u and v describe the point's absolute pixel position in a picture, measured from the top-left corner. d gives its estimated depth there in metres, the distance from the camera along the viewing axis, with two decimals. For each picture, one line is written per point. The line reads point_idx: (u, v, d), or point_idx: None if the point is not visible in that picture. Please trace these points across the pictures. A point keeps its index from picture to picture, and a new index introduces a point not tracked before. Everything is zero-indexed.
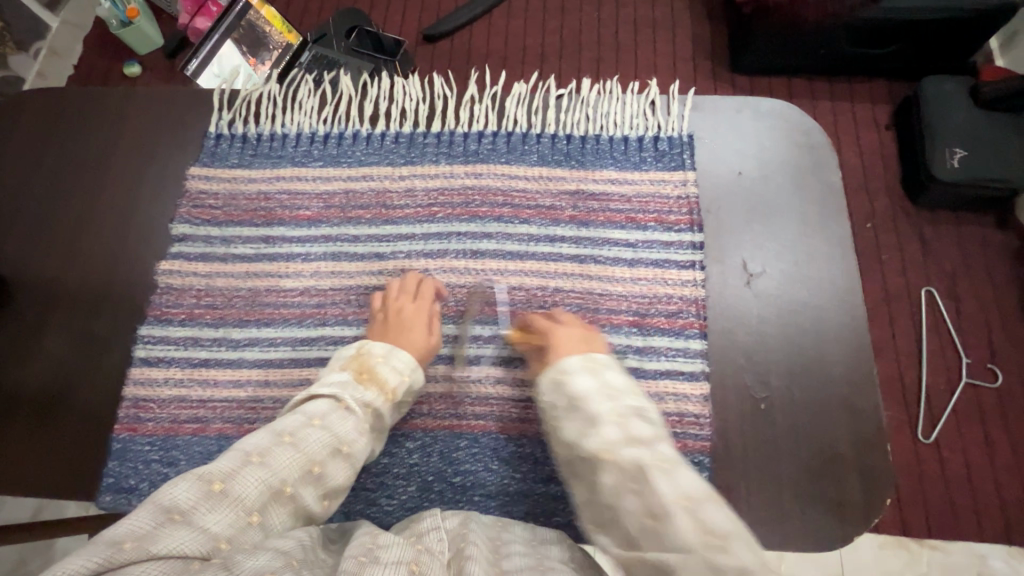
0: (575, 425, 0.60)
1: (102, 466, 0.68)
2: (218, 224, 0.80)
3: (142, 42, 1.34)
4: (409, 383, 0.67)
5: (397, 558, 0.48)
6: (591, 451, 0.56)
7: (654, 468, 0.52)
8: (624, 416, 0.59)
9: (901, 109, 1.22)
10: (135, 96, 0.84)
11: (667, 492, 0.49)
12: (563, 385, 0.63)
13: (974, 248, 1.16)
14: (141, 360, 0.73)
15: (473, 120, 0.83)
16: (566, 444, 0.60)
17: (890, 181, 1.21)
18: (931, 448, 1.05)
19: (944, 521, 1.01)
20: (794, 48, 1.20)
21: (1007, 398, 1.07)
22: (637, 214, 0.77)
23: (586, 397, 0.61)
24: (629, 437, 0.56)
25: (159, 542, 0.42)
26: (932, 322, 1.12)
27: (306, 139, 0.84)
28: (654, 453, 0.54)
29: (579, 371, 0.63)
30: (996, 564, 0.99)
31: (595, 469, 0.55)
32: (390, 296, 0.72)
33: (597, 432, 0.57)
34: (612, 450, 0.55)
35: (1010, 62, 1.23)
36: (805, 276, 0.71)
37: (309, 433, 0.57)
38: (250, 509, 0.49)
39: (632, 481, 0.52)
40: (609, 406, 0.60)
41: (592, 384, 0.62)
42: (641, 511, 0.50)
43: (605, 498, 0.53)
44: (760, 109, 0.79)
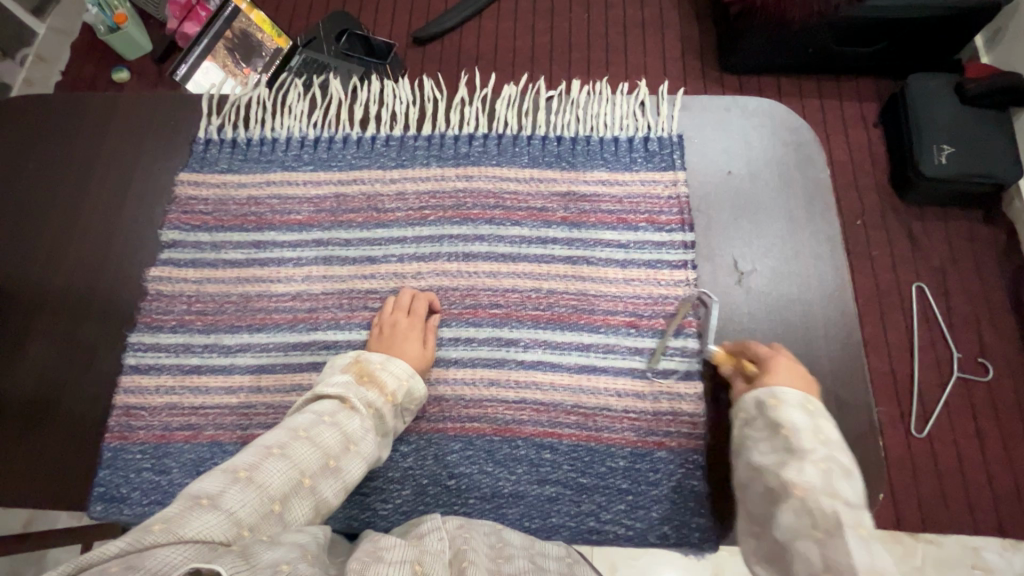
0: (773, 453, 0.54)
1: (94, 475, 0.68)
2: (208, 230, 0.79)
3: (131, 48, 1.34)
4: (409, 388, 0.66)
5: (401, 557, 0.48)
6: (781, 480, 0.51)
7: (855, 532, 0.45)
8: (828, 464, 0.51)
9: (888, 106, 1.24)
10: (126, 103, 0.84)
11: (860, 560, 0.43)
12: (769, 410, 0.57)
13: (963, 243, 1.18)
14: (131, 367, 0.72)
15: (464, 123, 0.84)
16: (753, 468, 0.55)
17: (879, 178, 1.22)
18: (924, 443, 1.06)
19: (938, 515, 1.02)
20: (781, 48, 1.21)
21: (998, 391, 1.08)
22: (628, 214, 0.77)
23: (795, 430, 0.54)
24: (831, 486, 0.49)
25: (187, 526, 0.43)
26: (923, 317, 1.13)
27: (296, 143, 0.84)
28: (857, 516, 0.47)
29: (794, 405, 0.56)
30: (991, 556, 1.00)
31: (781, 500, 0.50)
32: (385, 314, 0.72)
33: (795, 466, 0.51)
34: (809, 490, 0.49)
35: (994, 59, 1.24)
36: (794, 273, 0.72)
37: (322, 428, 0.57)
38: (273, 497, 0.50)
39: (820, 528, 0.46)
40: (819, 450, 0.52)
41: (806, 423, 0.55)
42: (820, 562, 0.44)
43: (781, 533, 0.49)
44: (748, 108, 0.80)
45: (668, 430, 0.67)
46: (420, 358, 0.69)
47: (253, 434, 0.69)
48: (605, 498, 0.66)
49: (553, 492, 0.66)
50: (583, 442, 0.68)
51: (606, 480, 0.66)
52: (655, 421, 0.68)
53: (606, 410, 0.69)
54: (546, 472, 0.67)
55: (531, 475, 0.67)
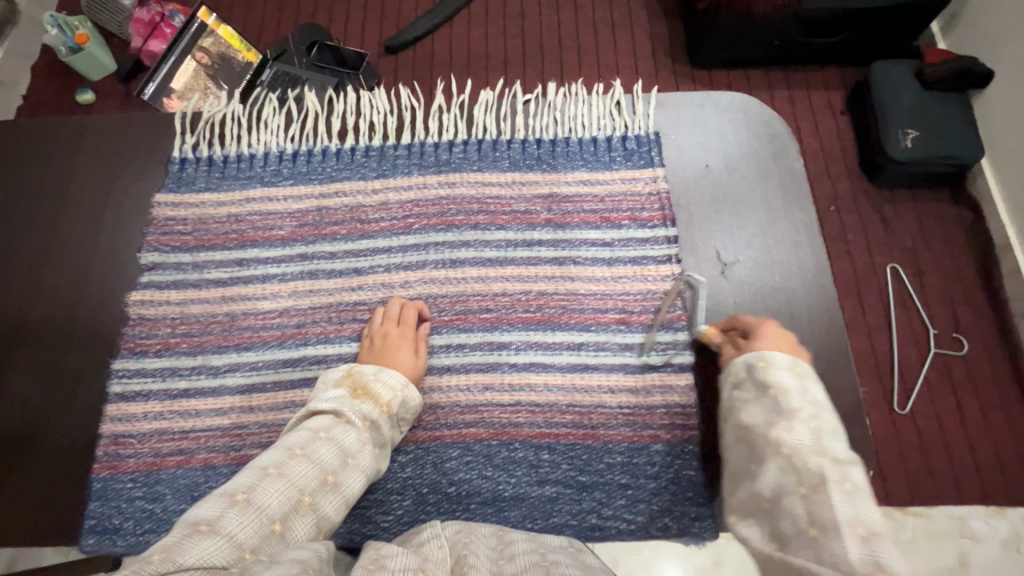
0: (762, 411, 0.54)
1: (84, 507, 0.66)
2: (188, 250, 0.78)
3: (94, 67, 1.31)
4: (404, 398, 0.65)
5: (403, 565, 0.48)
6: (770, 440, 0.51)
7: (838, 490, 0.45)
8: (816, 423, 0.51)
9: (854, 94, 1.27)
10: (96, 127, 0.82)
11: (843, 513, 0.44)
12: (758, 370, 0.56)
13: (933, 222, 1.21)
14: (117, 395, 0.71)
15: (443, 130, 0.84)
16: (743, 425, 0.55)
17: (850, 163, 1.25)
18: (907, 419, 1.09)
19: (925, 488, 1.05)
20: (749, 42, 1.24)
21: (974, 363, 1.12)
22: (611, 213, 0.78)
23: (784, 391, 0.53)
24: (821, 446, 0.49)
25: (187, 553, 0.42)
26: (900, 297, 1.16)
27: (274, 158, 0.83)
28: (843, 473, 0.47)
29: (782, 366, 0.55)
30: (977, 525, 1.03)
31: (766, 458, 0.51)
32: (375, 324, 0.71)
33: (784, 426, 0.51)
34: (796, 449, 0.49)
35: (952, 43, 1.28)
36: (775, 261, 0.74)
37: (318, 445, 0.56)
38: (273, 517, 0.49)
39: (805, 485, 0.47)
40: (806, 408, 0.52)
41: (793, 381, 0.54)
42: (805, 518, 0.45)
43: (767, 489, 0.49)
44: (721, 103, 0.82)
45: (662, 423, 0.68)
46: (415, 363, 0.69)
47: (247, 454, 0.68)
48: (605, 495, 0.66)
49: (553, 492, 0.66)
50: (579, 441, 0.68)
51: (604, 477, 0.67)
52: (648, 414, 0.69)
53: (601, 407, 0.69)
54: (545, 473, 0.67)
55: (530, 476, 0.67)
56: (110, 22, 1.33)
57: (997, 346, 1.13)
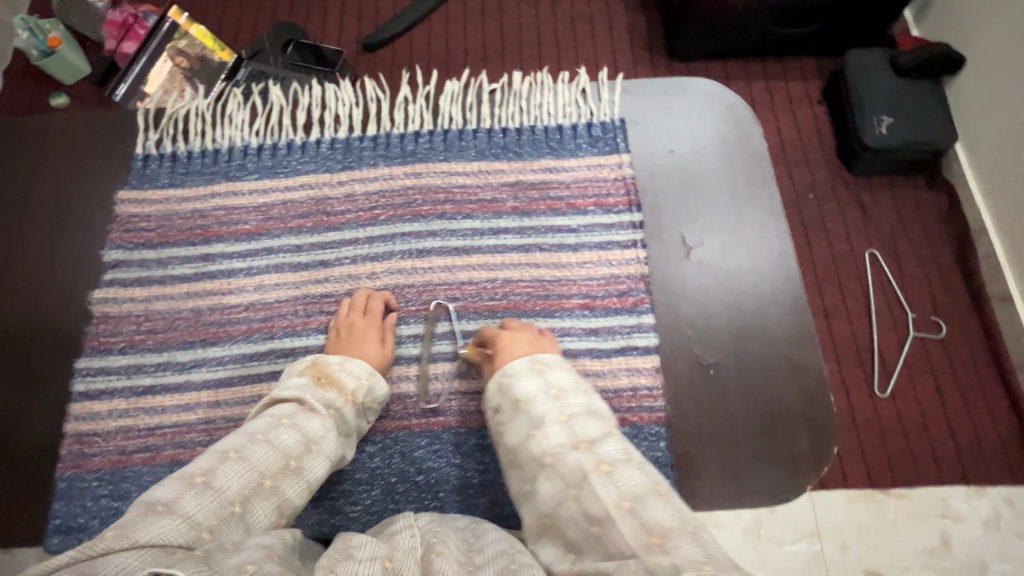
0: (520, 427, 0.57)
1: (49, 507, 0.66)
2: (152, 247, 0.77)
3: (69, 71, 1.27)
4: (370, 387, 0.65)
5: (371, 554, 0.46)
6: (535, 456, 0.54)
7: (596, 475, 0.50)
8: (567, 415, 0.56)
9: (830, 83, 1.24)
10: (56, 125, 0.81)
11: (607, 496, 0.48)
12: (506, 388, 0.61)
13: (909, 208, 1.17)
14: (81, 394, 0.70)
15: (409, 121, 0.84)
16: (511, 448, 0.58)
17: (827, 153, 1.22)
18: (887, 402, 1.04)
19: (906, 471, 1.00)
20: (723, 35, 1.22)
21: (953, 348, 1.08)
22: (576, 199, 0.79)
23: (531, 400, 0.58)
24: (574, 438, 0.54)
25: (143, 531, 0.42)
26: (879, 283, 1.12)
27: (239, 153, 0.82)
28: (594, 456, 0.51)
29: (522, 374, 0.61)
30: (958, 505, 0.98)
31: (535, 474, 0.54)
32: (341, 315, 0.71)
33: (540, 435, 0.55)
34: (554, 451, 0.53)
35: (926, 31, 1.27)
36: (738, 243, 0.74)
37: (281, 431, 0.55)
38: (232, 499, 0.48)
39: (572, 486, 0.50)
40: (552, 406, 0.57)
41: (538, 384, 0.59)
42: (583, 517, 0.48)
43: (546, 505, 0.51)
44: (685, 88, 0.82)
45: (629, 406, 0.69)
46: (382, 353, 0.69)
47: None
48: None
49: None
50: None
51: None
52: (616, 398, 0.70)
53: None
54: None
55: (498, 462, 0.67)
56: (83, 24, 1.30)
57: (975, 329, 1.09)
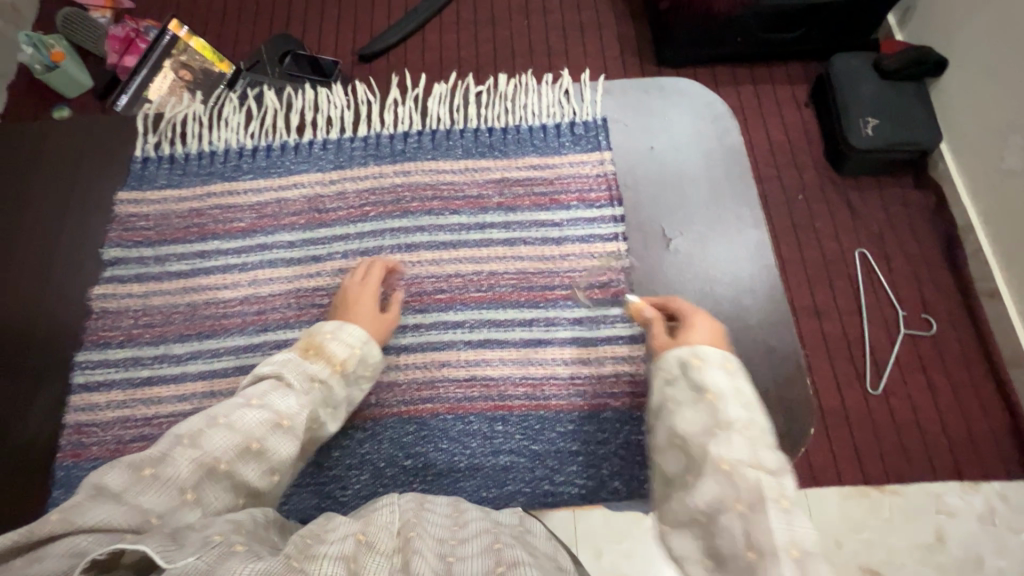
0: (699, 418, 0.51)
1: (49, 496, 0.67)
2: (151, 244, 0.80)
3: (72, 84, 1.29)
4: (362, 356, 0.65)
5: (344, 533, 0.46)
6: (709, 453, 0.48)
7: (777, 505, 0.43)
8: (751, 431, 0.49)
9: (816, 86, 1.27)
10: (58, 133, 0.85)
11: (780, 535, 0.42)
12: (692, 370, 0.55)
13: (896, 206, 1.19)
14: (81, 385, 0.73)
15: (399, 122, 0.87)
16: (676, 435, 0.51)
17: (813, 153, 1.24)
18: (880, 399, 1.05)
19: (899, 466, 1.01)
20: (709, 39, 1.25)
21: (943, 344, 1.09)
22: (560, 195, 0.81)
23: (721, 395, 0.52)
24: (755, 458, 0.46)
25: (87, 515, 0.41)
26: (868, 282, 1.14)
27: (235, 154, 0.86)
28: (779, 487, 0.45)
29: (715, 365, 0.55)
30: (952, 500, 0.99)
31: (703, 471, 0.47)
32: (352, 280, 0.72)
33: (724, 437, 0.48)
34: (734, 463, 0.46)
35: (908, 35, 1.28)
36: (717, 235, 0.76)
37: (245, 412, 0.52)
38: (184, 487, 0.46)
39: (743, 502, 0.44)
40: (741, 414, 0.50)
41: (727, 383, 0.53)
42: (741, 539, 0.42)
43: (703, 505, 0.45)
44: (664, 87, 0.86)
45: (612, 391, 0.70)
46: (385, 321, 0.70)
47: None
48: (557, 462, 0.68)
49: (508, 461, 0.68)
50: (532, 411, 0.70)
51: (557, 445, 0.69)
52: (599, 383, 0.71)
53: (554, 379, 0.72)
54: (500, 444, 0.69)
55: (485, 447, 0.69)
56: (85, 40, 1.33)
57: (967, 325, 1.10)
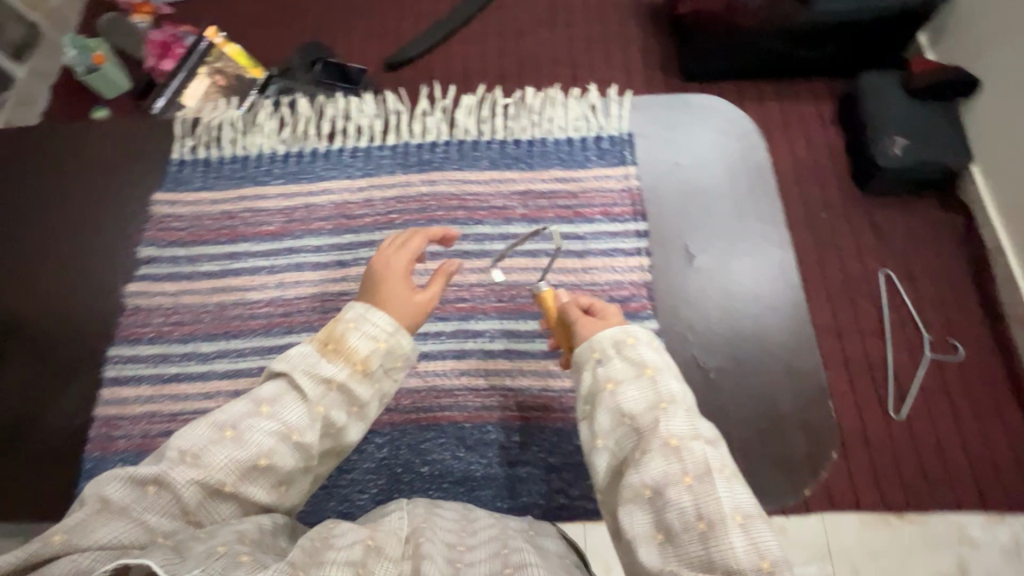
0: (639, 393, 0.54)
1: (75, 487, 0.69)
2: (184, 244, 0.83)
3: (111, 86, 1.33)
4: (388, 349, 0.57)
5: (351, 539, 0.47)
6: (655, 430, 0.51)
7: (720, 476, 0.48)
8: (683, 403, 0.53)
9: (843, 104, 1.26)
10: (97, 132, 0.87)
11: (726, 503, 0.46)
12: (628, 347, 0.57)
13: (922, 228, 1.17)
14: (111, 379, 0.75)
15: (427, 132, 0.89)
16: (618, 410, 0.53)
17: (838, 172, 1.23)
18: (902, 424, 1.03)
19: (920, 494, 0.98)
20: (735, 56, 1.25)
21: (970, 370, 1.06)
22: (584, 208, 0.83)
23: (658, 370, 0.55)
24: (694, 430, 0.51)
25: (95, 533, 0.43)
26: (893, 305, 1.12)
27: (267, 159, 0.88)
28: (718, 456, 0.50)
29: (646, 341, 0.57)
30: (974, 531, 0.95)
31: (648, 446, 0.50)
32: (383, 254, 0.64)
33: (666, 413, 0.51)
34: (680, 438, 0.50)
35: (940, 54, 1.26)
36: (741, 253, 0.76)
37: (254, 424, 0.51)
38: (186, 509, 0.47)
39: (690, 474, 0.48)
40: (675, 388, 0.54)
41: (657, 358, 0.56)
42: (693, 511, 0.46)
43: (652, 480, 0.48)
44: (691, 103, 0.86)
45: None
46: (420, 303, 0.61)
47: None
48: (573, 475, 0.68)
49: (524, 472, 0.68)
50: (549, 423, 0.70)
51: (573, 458, 0.68)
52: None
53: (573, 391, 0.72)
54: (516, 455, 0.69)
55: (501, 457, 0.69)
56: (126, 44, 1.38)
57: (996, 352, 1.07)
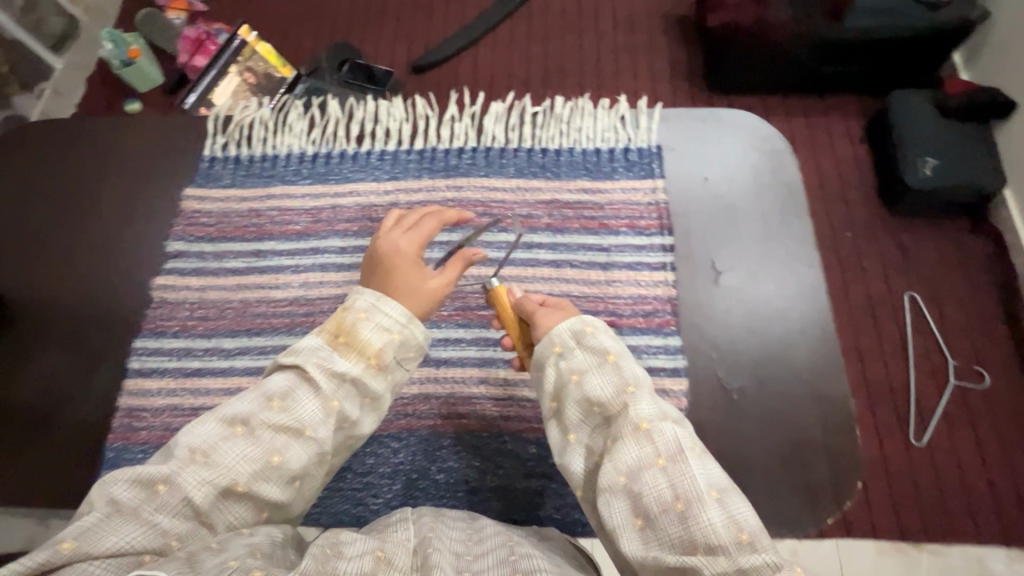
0: (605, 380, 0.54)
1: (96, 475, 0.70)
2: (211, 241, 0.84)
3: (144, 80, 1.36)
4: (403, 340, 0.56)
5: (361, 549, 0.47)
6: (625, 417, 0.51)
7: (693, 455, 0.49)
8: (647, 386, 0.54)
9: (873, 122, 1.23)
10: (131, 126, 0.89)
11: (700, 479, 0.47)
12: (587, 336, 0.56)
13: (952, 253, 1.15)
14: (136, 371, 0.76)
15: (454, 137, 0.89)
16: (586, 400, 0.53)
17: (866, 192, 1.21)
18: (923, 451, 1.00)
19: (940, 524, 0.95)
20: (764, 71, 1.24)
21: (997, 401, 1.03)
22: (610, 220, 0.82)
23: (619, 356, 0.55)
24: (660, 411, 0.52)
25: (102, 541, 0.43)
26: (918, 330, 1.09)
27: (296, 159, 0.89)
28: (687, 435, 0.51)
29: (603, 329, 0.57)
30: (997, 566, 0.92)
31: (618, 433, 0.51)
32: (386, 237, 0.61)
33: (633, 398, 0.52)
34: (650, 421, 0.50)
35: (975, 74, 1.23)
36: (768, 272, 0.75)
37: (266, 418, 0.51)
38: (198, 511, 0.47)
39: (663, 456, 0.48)
40: (639, 373, 0.54)
41: (615, 344, 0.56)
42: (668, 491, 0.47)
43: (625, 465, 0.49)
44: (722, 117, 0.84)
45: None
46: (435, 290, 0.59)
47: None
48: None
49: (540, 485, 0.68)
50: None
51: None
52: None
53: None
54: (532, 467, 0.69)
55: (517, 468, 0.69)
56: (159, 39, 1.40)
57: None
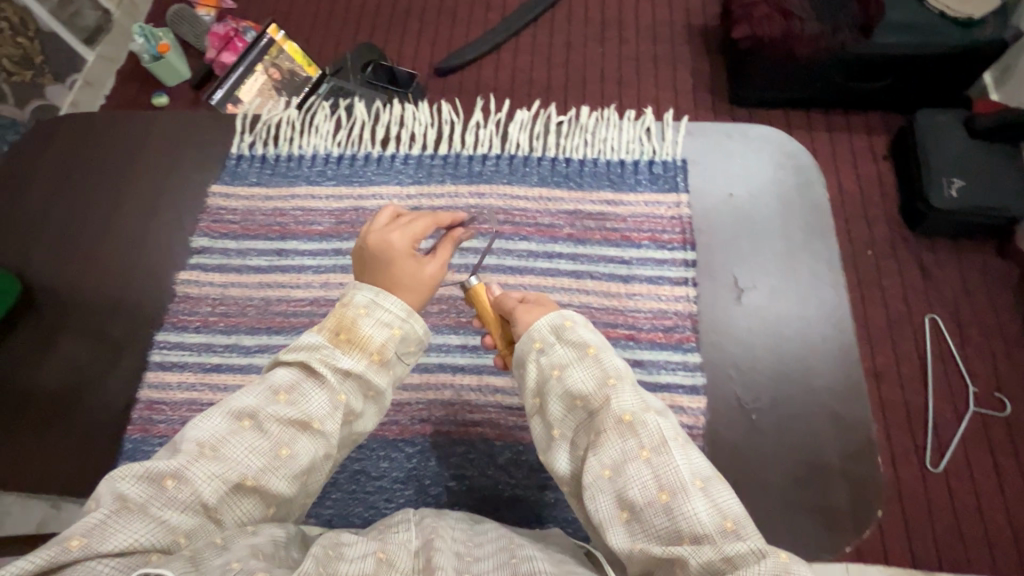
0: (586, 373, 0.53)
1: (112, 465, 0.71)
2: (234, 237, 0.84)
3: (173, 75, 1.38)
4: (403, 336, 0.56)
5: (362, 552, 0.47)
6: (607, 411, 0.50)
7: (676, 446, 0.48)
8: (627, 378, 0.53)
9: (897, 139, 1.21)
10: (162, 122, 0.90)
11: (683, 468, 0.47)
12: (565, 330, 0.55)
13: (976, 276, 1.12)
14: (156, 364, 0.77)
15: (478, 144, 0.89)
16: (570, 396, 0.53)
17: (888, 211, 1.19)
18: (939, 477, 0.98)
19: (954, 554, 0.93)
20: (790, 85, 1.23)
21: (1017, 429, 1.01)
22: (631, 232, 0.81)
23: (599, 349, 0.54)
24: (642, 403, 0.51)
25: (109, 540, 0.43)
26: (939, 353, 1.07)
27: (321, 160, 0.90)
28: (670, 426, 0.50)
29: (581, 322, 0.56)
30: None
31: (601, 427, 0.50)
32: (374, 232, 0.60)
33: (614, 389, 0.51)
34: (633, 413, 0.50)
35: (1004, 96, 1.21)
36: (791, 292, 0.74)
37: (273, 411, 0.51)
38: (206, 507, 0.47)
39: (647, 448, 0.48)
40: (619, 366, 0.54)
41: (594, 337, 0.56)
42: (653, 481, 0.47)
43: (608, 459, 0.48)
44: (748, 133, 0.84)
45: None
46: (433, 277, 0.59)
47: None
48: None
49: (553, 497, 0.67)
50: None
51: None
52: None
53: None
54: (545, 479, 0.68)
55: (530, 479, 0.68)
56: (188, 34, 1.42)
57: None
